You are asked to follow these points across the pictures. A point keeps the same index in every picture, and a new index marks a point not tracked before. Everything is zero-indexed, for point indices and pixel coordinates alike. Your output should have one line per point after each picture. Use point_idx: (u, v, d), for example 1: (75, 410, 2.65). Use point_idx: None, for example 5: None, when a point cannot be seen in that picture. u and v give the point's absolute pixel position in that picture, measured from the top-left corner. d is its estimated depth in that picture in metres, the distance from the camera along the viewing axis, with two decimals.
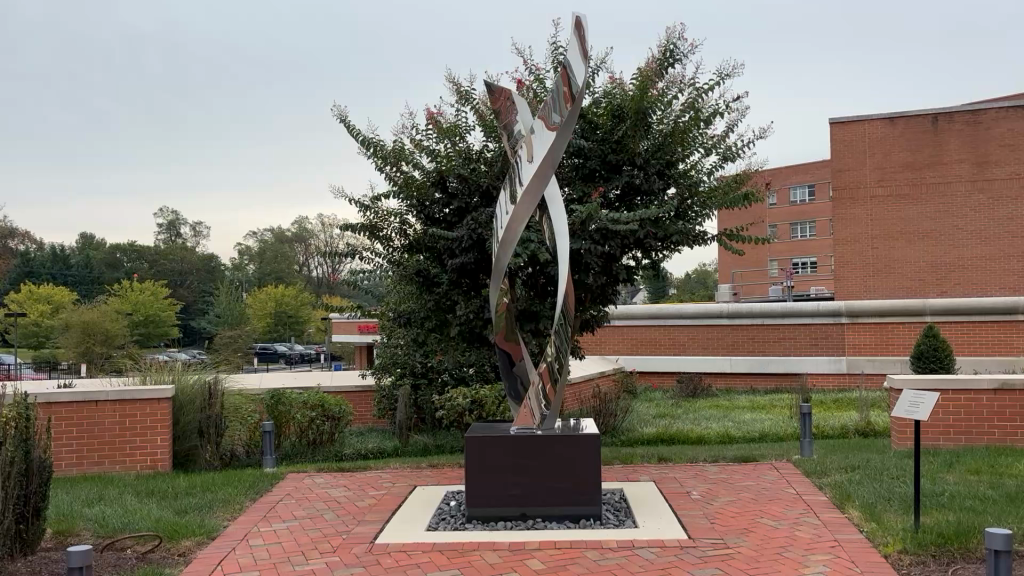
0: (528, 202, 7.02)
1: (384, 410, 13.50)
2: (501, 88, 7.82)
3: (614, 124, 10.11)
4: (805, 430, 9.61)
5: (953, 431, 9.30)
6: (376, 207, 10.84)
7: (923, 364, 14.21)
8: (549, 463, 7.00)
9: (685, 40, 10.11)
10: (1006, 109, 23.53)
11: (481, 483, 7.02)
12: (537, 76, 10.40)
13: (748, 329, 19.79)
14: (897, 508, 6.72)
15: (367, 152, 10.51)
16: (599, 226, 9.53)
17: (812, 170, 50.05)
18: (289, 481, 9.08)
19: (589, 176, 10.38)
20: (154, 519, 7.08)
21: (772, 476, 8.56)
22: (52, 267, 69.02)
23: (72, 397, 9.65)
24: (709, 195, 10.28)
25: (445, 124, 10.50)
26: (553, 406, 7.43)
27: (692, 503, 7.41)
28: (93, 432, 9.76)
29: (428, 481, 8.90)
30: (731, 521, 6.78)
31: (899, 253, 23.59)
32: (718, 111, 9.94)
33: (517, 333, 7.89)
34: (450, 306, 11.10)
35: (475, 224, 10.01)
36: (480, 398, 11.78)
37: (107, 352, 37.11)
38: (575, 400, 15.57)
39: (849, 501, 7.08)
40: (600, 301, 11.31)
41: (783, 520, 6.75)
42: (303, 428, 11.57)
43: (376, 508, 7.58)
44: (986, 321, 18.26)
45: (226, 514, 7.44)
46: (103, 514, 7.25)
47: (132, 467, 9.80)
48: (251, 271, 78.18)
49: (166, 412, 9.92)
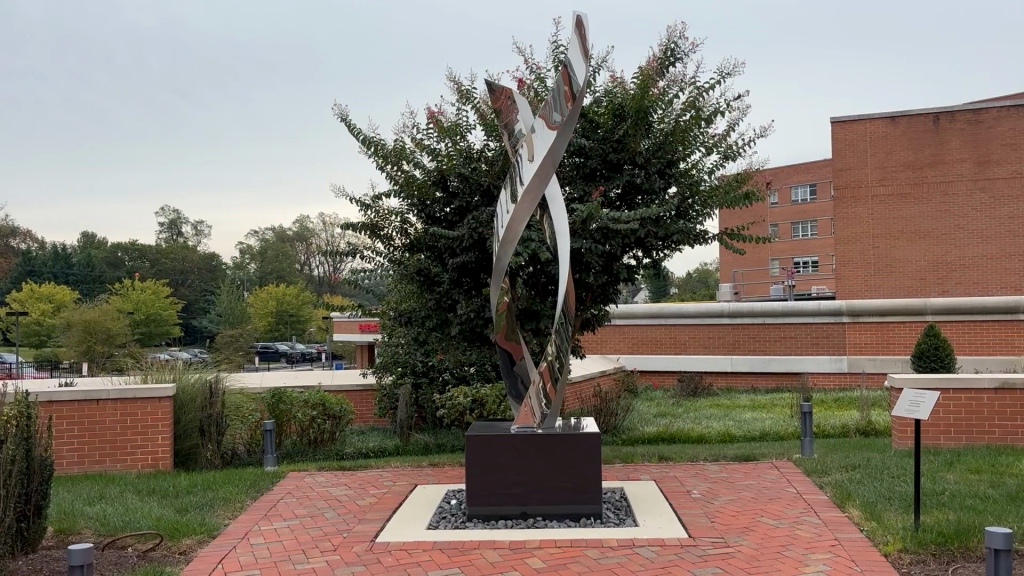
0: (528, 202, 7.05)
1: (385, 409, 13.51)
2: (502, 87, 7.81)
3: (615, 123, 10.10)
4: (806, 430, 9.58)
5: (953, 430, 9.29)
6: (376, 207, 10.84)
7: (924, 362, 14.20)
8: (550, 462, 7.00)
9: (685, 39, 10.10)
10: (1007, 108, 23.53)
11: (481, 482, 7.02)
12: (538, 75, 10.38)
13: (749, 328, 19.78)
14: (898, 507, 6.71)
15: (368, 151, 10.51)
16: (600, 226, 9.53)
17: (813, 169, 50.03)
18: (290, 480, 9.09)
19: (590, 175, 10.37)
20: (155, 518, 7.09)
21: (773, 475, 8.55)
22: (53, 266, 69.23)
23: (73, 395, 9.67)
24: (709, 194, 10.28)
25: (446, 123, 10.49)
26: (553, 405, 7.44)
27: (692, 503, 7.40)
28: (94, 431, 9.78)
29: (428, 480, 8.91)
30: (731, 520, 6.77)
31: (900, 253, 23.57)
32: (718, 110, 9.93)
33: (518, 333, 7.89)
34: (451, 305, 11.12)
35: (476, 224, 10.02)
36: (480, 397, 11.79)
37: (109, 351, 37.12)
38: (576, 399, 15.56)
39: (849, 500, 7.08)
40: (601, 300, 11.31)
41: (783, 519, 6.75)
42: (304, 427, 11.58)
43: (377, 507, 7.57)
44: (988, 321, 18.24)
45: (227, 513, 7.44)
46: (104, 512, 7.25)
47: (133, 465, 9.81)
48: (252, 270, 78.21)
49: (168, 410, 9.93)
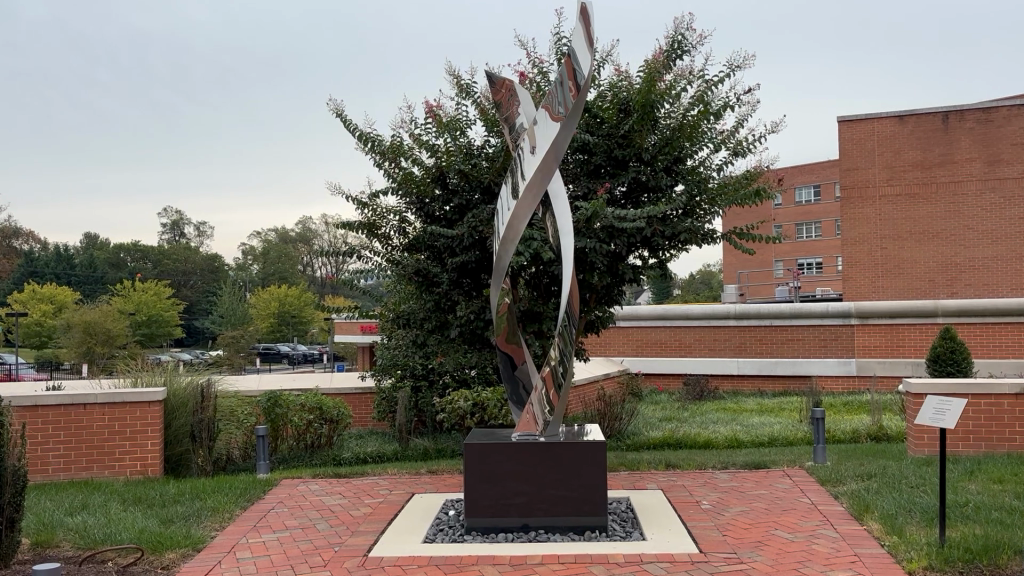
0: (530, 199, 6.69)
1: (384, 413, 13.13)
2: (505, 79, 7.48)
3: (621, 118, 9.74)
4: (819, 437, 9.22)
5: (972, 437, 8.95)
6: (374, 205, 10.49)
7: (939, 367, 13.71)
8: (554, 472, 6.66)
9: (693, 31, 9.72)
10: (1018, 107, 23.12)
11: (480, 493, 6.68)
12: (540, 68, 10.02)
13: (756, 330, 19.42)
14: (921, 521, 6.35)
15: (364, 147, 10.16)
16: (605, 224, 9.22)
17: (818, 170, 49.48)
18: (282, 489, 8.73)
19: (594, 172, 10.00)
20: (138, 529, 6.75)
21: (785, 484, 8.20)
22: (57, 267, 69.41)
23: (59, 400, 9.38)
24: (718, 192, 9.88)
25: (445, 118, 10.10)
26: (557, 412, 7.08)
27: (702, 514, 7.05)
28: (81, 436, 9.47)
29: (427, 489, 8.57)
30: (744, 534, 6.42)
31: (909, 254, 23.17)
32: (728, 104, 9.53)
33: (519, 336, 7.51)
34: (451, 306, 10.79)
35: (476, 223, 9.70)
36: (481, 401, 11.44)
37: (110, 352, 36.97)
38: (580, 404, 15.19)
39: (868, 512, 6.73)
40: (606, 301, 10.95)
41: (799, 533, 6.40)
42: (300, 431, 11.30)
43: (372, 518, 7.24)
44: (1000, 323, 17.81)
45: (214, 525, 7.10)
46: (85, 524, 6.92)
47: (122, 471, 9.47)
48: (254, 271, 78.06)
49: (157, 416, 9.59)
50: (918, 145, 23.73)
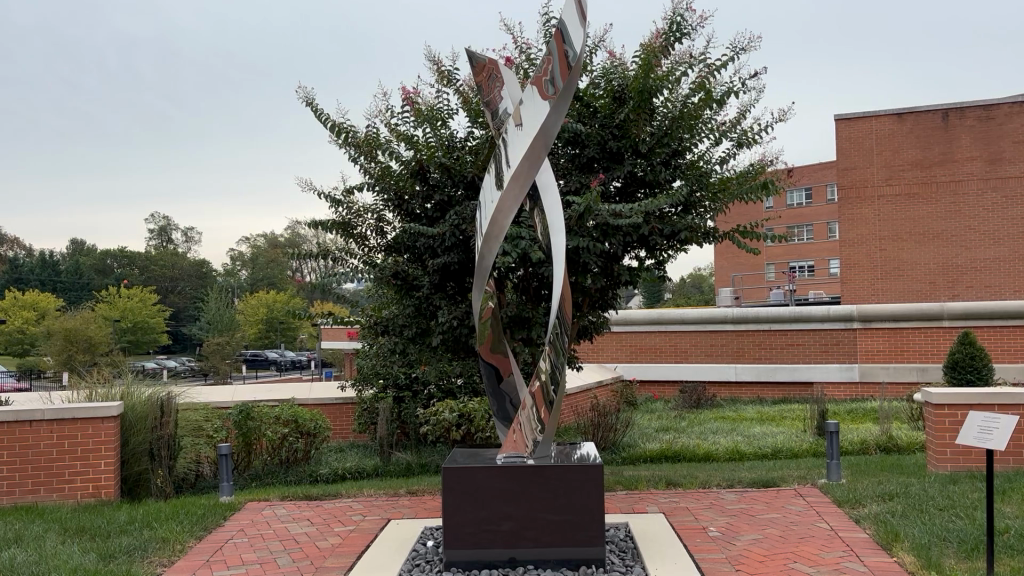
0: (516, 189, 5.90)
1: (365, 425, 12.36)
2: (486, 59, 6.68)
3: (615, 107, 9.01)
4: (833, 452, 8.40)
5: (997, 453, 8.23)
6: (349, 203, 9.71)
7: (958, 374, 13.02)
8: (544, 493, 5.87)
9: (693, 12, 8.96)
10: (1019, 105, 22.51)
11: (462, 521, 5.91)
12: (527, 53, 9.27)
13: (754, 335, 18.77)
14: (959, 553, 5.62)
15: (338, 139, 9.37)
16: (599, 222, 8.47)
17: (813, 173, 48.85)
18: (246, 514, 7.92)
19: (587, 166, 9.28)
20: (70, 568, 5.93)
21: (798, 506, 7.44)
22: (42, 274, 68.30)
23: (3, 416, 8.55)
24: (720, 188, 9.17)
25: (424, 108, 9.30)
26: (548, 431, 6.29)
27: (711, 544, 6.28)
28: (27, 456, 8.63)
29: (404, 513, 7.76)
30: (759, 568, 5.66)
31: (908, 255, 22.54)
32: (732, 89, 8.77)
33: (504, 344, 6.75)
34: (433, 312, 10.02)
35: (459, 221, 8.95)
36: (468, 412, 10.69)
37: (92, 359, 35.84)
38: (572, 413, 14.43)
39: (897, 541, 5.99)
40: (600, 305, 10.24)
41: (821, 566, 5.64)
42: (274, 446, 10.49)
43: (341, 550, 6.44)
44: (1008, 327, 17.14)
45: (161, 560, 6.29)
46: (12, 561, 6.10)
47: (71, 495, 8.64)
48: (243, 277, 76.82)
49: (111, 434, 8.73)
50: (916, 144, 23.20)
